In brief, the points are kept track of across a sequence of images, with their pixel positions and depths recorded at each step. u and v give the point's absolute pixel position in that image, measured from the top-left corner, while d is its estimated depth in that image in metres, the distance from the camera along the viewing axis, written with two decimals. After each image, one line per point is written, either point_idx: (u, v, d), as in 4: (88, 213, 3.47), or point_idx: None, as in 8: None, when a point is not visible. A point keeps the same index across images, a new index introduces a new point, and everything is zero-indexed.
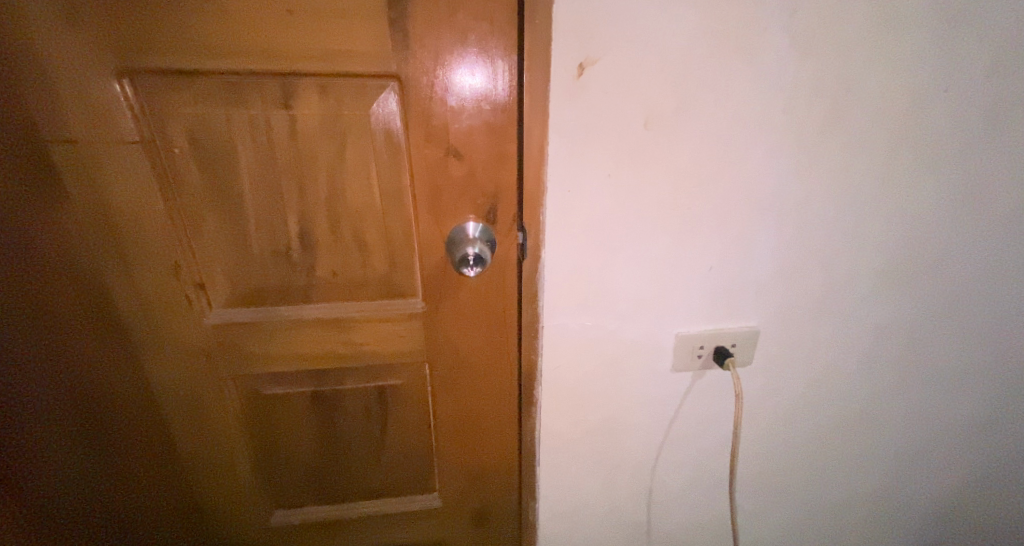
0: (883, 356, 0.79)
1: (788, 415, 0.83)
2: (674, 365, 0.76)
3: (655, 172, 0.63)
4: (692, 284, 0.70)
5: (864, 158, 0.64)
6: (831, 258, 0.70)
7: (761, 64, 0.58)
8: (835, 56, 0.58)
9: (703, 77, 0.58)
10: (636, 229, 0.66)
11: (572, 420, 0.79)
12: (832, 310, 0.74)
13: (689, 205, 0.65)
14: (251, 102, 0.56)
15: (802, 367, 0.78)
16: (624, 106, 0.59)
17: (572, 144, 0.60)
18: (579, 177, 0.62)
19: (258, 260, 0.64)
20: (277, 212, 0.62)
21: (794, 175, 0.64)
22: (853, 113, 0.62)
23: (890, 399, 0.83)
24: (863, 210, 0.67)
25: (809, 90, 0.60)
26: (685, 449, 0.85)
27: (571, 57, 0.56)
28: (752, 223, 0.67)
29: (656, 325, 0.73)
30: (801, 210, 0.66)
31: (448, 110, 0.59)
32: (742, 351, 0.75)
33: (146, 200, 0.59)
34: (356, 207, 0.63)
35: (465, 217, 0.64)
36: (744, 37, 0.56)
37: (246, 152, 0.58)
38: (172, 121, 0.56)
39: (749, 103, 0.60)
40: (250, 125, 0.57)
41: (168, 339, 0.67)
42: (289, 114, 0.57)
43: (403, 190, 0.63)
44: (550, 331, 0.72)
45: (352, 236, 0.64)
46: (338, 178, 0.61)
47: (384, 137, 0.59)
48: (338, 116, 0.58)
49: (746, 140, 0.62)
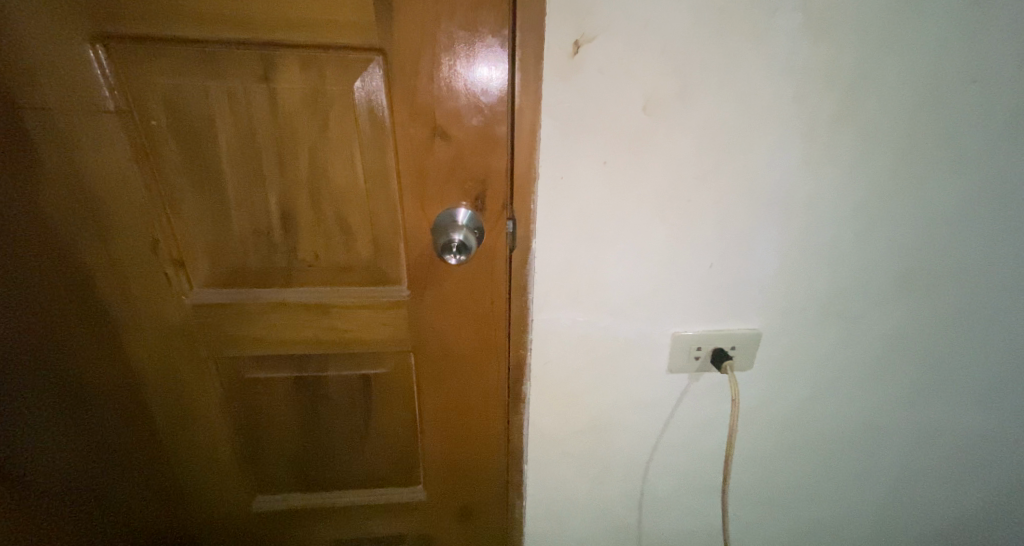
0: (893, 366, 0.74)
1: (788, 423, 0.79)
2: (671, 367, 0.72)
3: (653, 160, 0.59)
4: (691, 282, 0.66)
5: (882, 152, 0.59)
6: (841, 261, 0.65)
7: (772, 46, 0.53)
8: (853, 40, 0.54)
9: (707, 60, 0.54)
10: (632, 221, 0.63)
11: (560, 417, 0.77)
12: (841, 316, 0.69)
13: (689, 198, 0.61)
14: (230, 73, 0.54)
15: (805, 375, 0.74)
16: (621, 90, 0.55)
17: (566, 129, 0.57)
18: (574, 164, 0.59)
19: (239, 240, 0.63)
20: (258, 190, 0.60)
21: (803, 169, 0.60)
22: (871, 103, 0.57)
23: (897, 412, 0.79)
24: (878, 209, 0.63)
25: (824, 76, 0.55)
26: (679, 455, 0.81)
27: (565, 34, 0.53)
28: (754, 219, 0.62)
29: (651, 324, 0.69)
30: (811, 207, 0.62)
31: (435, 88, 0.56)
32: (743, 354, 0.71)
33: (124, 175, 0.58)
34: (339, 187, 0.61)
35: (453, 203, 0.62)
36: (751, 16, 0.52)
37: (224, 126, 0.56)
38: (148, 92, 0.54)
39: (756, 90, 0.55)
40: (229, 98, 0.55)
41: (148, 317, 0.66)
42: (270, 87, 0.55)
43: (388, 170, 0.60)
44: (539, 324, 0.69)
45: (335, 218, 0.62)
46: (321, 155, 0.59)
47: (368, 115, 0.57)
48: (320, 91, 0.55)
49: (753, 128, 0.57)
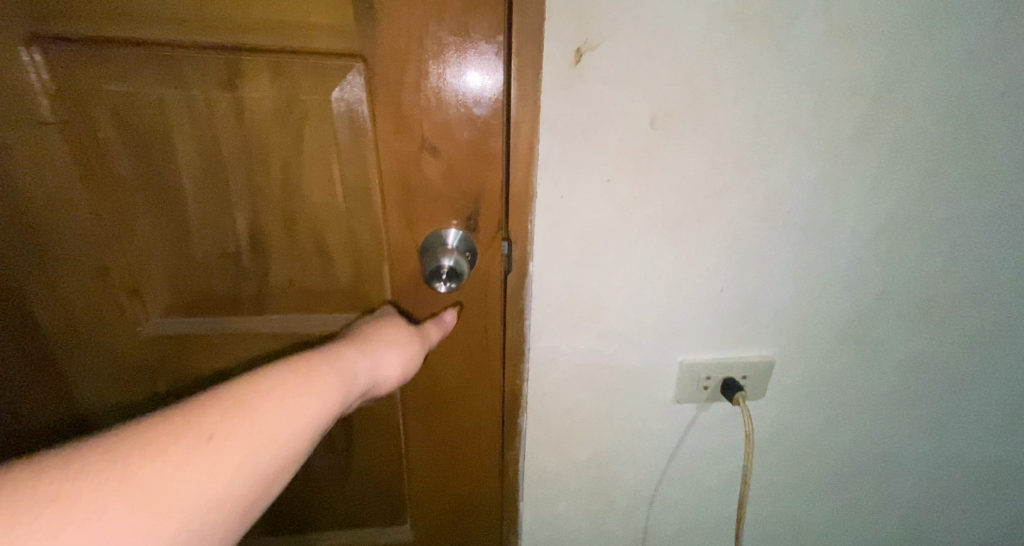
0: (911, 393, 0.70)
1: (801, 454, 0.74)
2: (678, 397, 0.67)
3: (661, 178, 0.54)
4: (701, 307, 0.62)
5: (905, 169, 0.55)
6: (859, 284, 0.61)
7: (791, 55, 0.49)
8: (876, 49, 0.49)
9: (721, 70, 0.49)
10: (638, 242, 0.58)
11: (559, 450, 0.71)
12: (859, 341, 0.65)
13: (699, 218, 0.57)
14: (190, 80, 0.48)
15: (820, 404, 0.70)
16: (627, 102, 0.51)
17: (567, 144, 0.52)
18: (575, 181, 0.54)
19: (203, 265, 0.56)
20: (223, 210, 0.54)
21: (821, 186, 0.55)
22: (894, 117, 0.53)
23: (913, 441, 0.75)
24: (899, 229, 0.59)
25: (845, 88, 0.51)
26: (686, 488, 0.76)
27: (566, 41, 0.48)
28: (769, 240, 0.58)
29: (658, 351, 0.64)
30: (829, 227, 0.58)
31: (423, 99, 0.50)
32: (755, 383, 0.66)
33: (68, 194, 0.51)
34: (316, 206, 0.55)
35: (443, 223, 0.56)
36: (769, 22, 0.48)
37: (184, 139, 0.50)
38: (96, 100, 0.48)
39: (773, 103, 0.51)
40: (189, 108, 0.49)
41: (98, 351, 0.59)
42: (236, 96, 0.49)
43: (372, 188, 0.55)
44: (537, 352, 0.64)
45: (312, 240, 0.56)
46: (296, 171, 0.53)
47: (348, 127, 0.52)
48: (293, 101, 0.50)
49: (769, 143, 0.53)
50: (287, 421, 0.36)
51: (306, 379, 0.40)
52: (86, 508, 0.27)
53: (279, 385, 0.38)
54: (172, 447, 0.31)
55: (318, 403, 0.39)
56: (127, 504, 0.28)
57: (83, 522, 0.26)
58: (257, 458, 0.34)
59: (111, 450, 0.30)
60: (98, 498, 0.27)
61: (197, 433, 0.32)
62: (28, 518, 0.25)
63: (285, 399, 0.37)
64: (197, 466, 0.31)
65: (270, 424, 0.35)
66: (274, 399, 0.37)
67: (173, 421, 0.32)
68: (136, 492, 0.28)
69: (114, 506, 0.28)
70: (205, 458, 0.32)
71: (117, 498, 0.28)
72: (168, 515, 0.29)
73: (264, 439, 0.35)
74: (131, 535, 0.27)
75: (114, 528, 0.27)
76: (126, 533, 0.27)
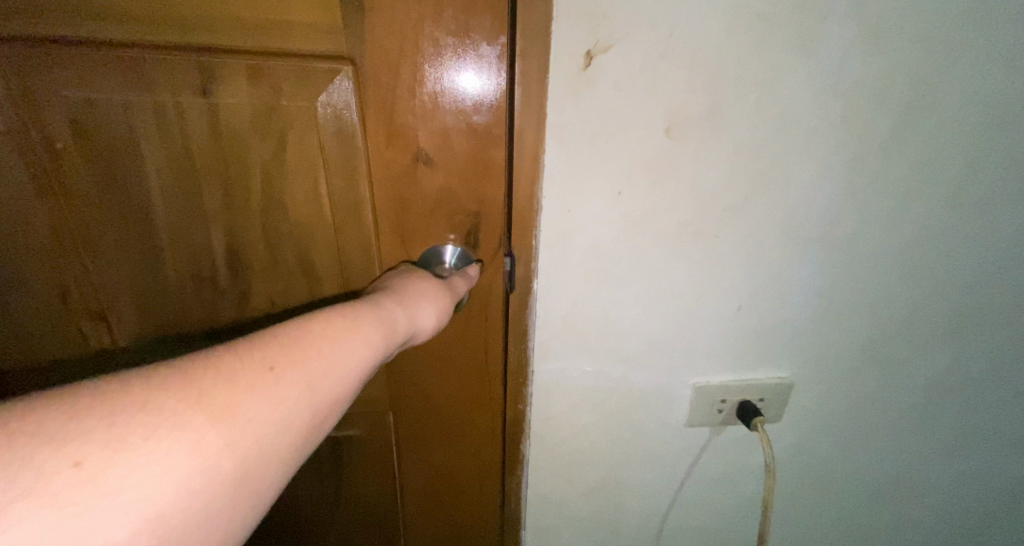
0: (941, 418, 0.65)
1: (819, 480, 0.69)
2: (690, 420, 0.63)
3: (676, 190, 0.50)
4: (715, 326, 0.58)
5: (941, 180, 0.51)
6: (887, 303, 0.57)
7: (819, 58, 0.45)
8: (912, 52, 0.45)
9: (743, 73, 0.45)
10: (650, 259, 0.54)
11: (564, 477, 0.67)
12: (884, 363, 0.61)
13: (716, 233, 0.52)
14: (158, 86, 0.43)
15: (841, 428, 0.65)
16: (641, 109, 0.46)
17: (575, 154, 0.48)
18: (583, 194, 0.50)
19: (176, 287, 0.52)
20: (197, 227, 0.49)
21: (848, 200, 0.51)
22: (930, 125, 0.48)
23: (942, 469, 0.70)
24: (932, 245, 0.54)
25: (877, 94, 0.47)
26: (697, 514, 0.72)
27: (575, 42, 0.43)
28: (789, 256, 0.54)
29: (670, 373, 0.60)
30: (856, 242, 0.53)
31: (418, 105, 0.46)
32: (772, 406, 0.62)
33: (24, 212, 0.47)
34: (301, 222, 0.50)
35: (441, 239, 0.52)
36: (795, 22, 0.44)
37: (151, 150, 0.46)
38: (52, 109, 0.44)
39: (798, 110, 0.47)
40: (157, 116, 0.44)
41: (63, 377, 0.56)
42: (210, 102, 0.44)
43: (362, 203, 0.50)
44: (541, 375, 0.60)
45: (296, 258, 0.52)
46: (277, 184, 0.48)
47: (335, 136, 0.47)
48: (274, 107, 0.45)
49: (792, 153, 0.49)
50: (346, 358, 0.34)
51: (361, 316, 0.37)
52: (167, 419, 0.26)
53: (335, 320, 0.35)
54: (239, 370, 0.29)
55: (374, 344, 0.36)
56: (205, 418, 0.27)
57: (166, 430, 0.26)
58: (319, 391, 0.32)
59: (187, 366, 0.29)
60: (177, 411, 0.27)
61: (259, 365, 0.30)
62: (120, 421, 0.25)
63: (342, 335, 0.35)
64: (263, 390, 0.30)
65: (328, 362, 0.33)
66: (331, 333, 0.34)
67: (240, 346, 0.31)
68: (211, 408, 0.28)
69: (192, 419, 0.27)
70: (270, 384, 0.30)
71: (195, 412, 0.27)
72: (240, 435, 0.28)
73: (325, 373, 0.33)
74: (206, 450, 0.27)
75: (194, 439, 0.27)
76: (204, 447, 0.27)
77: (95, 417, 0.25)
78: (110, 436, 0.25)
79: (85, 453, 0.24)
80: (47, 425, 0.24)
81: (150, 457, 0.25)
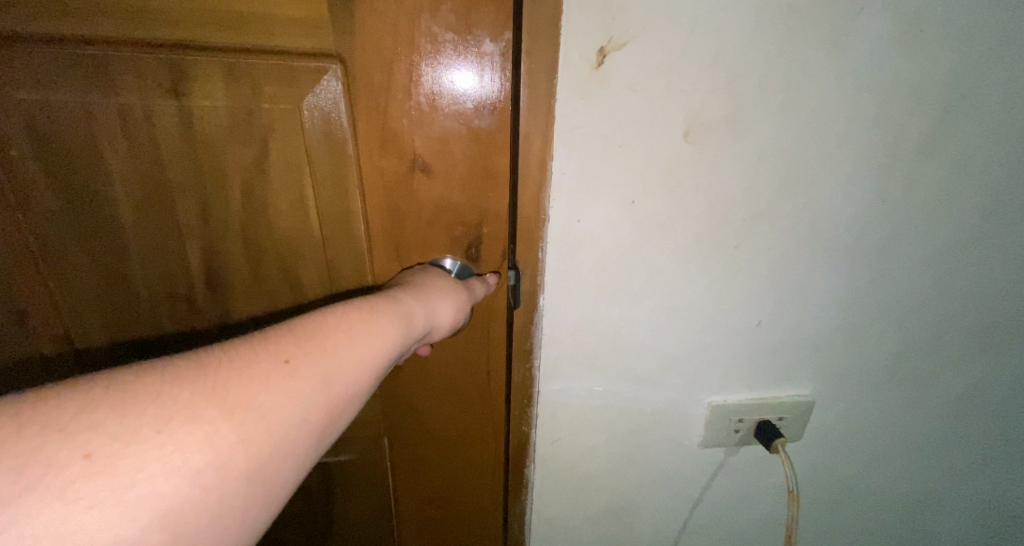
0: (973, 440, 0.61)
1: (843, 504, 0.65)
2: (705, 440, 0.59)
3: (694, 199, 0.46)
4: (733, 341, 0.54)
5: (978, 187, 0.47)
6: (915, 317, 0.53)
7: (851, 55, 0.41)
8: (950, 49, 0.42)
9: (769, 72, 0.42)
10: (665, 272, 0.50)
11: (570, 502, 0.63)
12: (912, 381, 0.57)
13: (737, 244, 0.49)
14: (125, 87, 0.39)
15: (865, 450, 0.61)
16: (659, 111, 0.42)
17: (586, 160, 0.44)
18: (595, 203, 0.46)
19: (148, 307, 0.48)
20: (172, 241, 0.45)
21: (877, 207, 0.48)
22: (968, 128, 0.45)
23: (975, 494, 0.65)
24: (967, 256, 0.50)
25: (911, 94, 0.43)
26: (711, 537, 0.68)
27: (587, 38, 0.39)
28: (813, 267, 0.50)
29: (684, 391, 0.57)
30: (884, 253, 0.50)
31: (414, 107, 0.42)
32: (792, 425, 0.59)
33: None
34: (286, 234, 0.46)
35: (439, 252, 0.48)
36: (826, 16, 0.40)
37: (119, 158, 0.42)
38: (7, 113, 0.39)
39: (826, 111, 0.43)
40: (124, 121, 0.41)
41: None
42: (183, 105, 0.40)
43: (353, 213, 0.46)
44: (547, 397, 0.56)
45: (280, 274, 0.48)
46: (259, 194, 0.44)
47: (322, 142, 0.43)
48: (255, 110, 0.41)
49: (819, 158, 0.45)
50: (361, 351, 0.33)
51: (376, 309, 0.36)
52: (180, 410, 0.26)
53: (351, 313, 0.34)
54: (255, 363, 0.29)
55: (392, 336, 0.35)
56: (218, 411, 0.27)
57: (178, 422, 0.26)
58: (335, 386, 0.31)
59: (203, 357, 0.29)
60: (192, 404, 0.26)
61: (276, 357, 0.30)
62: (133, 411, 0.25)
63: (358, 329, 0.34)
64: (278, 383, 0.29)
65: (344, 354, 0.32)
66: (347, 327, 0.33)
67: (256, 338, 0.31)
68: (225, 401, 0.27)
69: (204, 412, 0.27)
70: (285, 377, 0.30)
71: (209, 405, 0.27)
72: (253, 429, 0.27)
73: (341, 367, 0.32)
74: (219, 443, 0.26)
75: (208, 433, 0.26)
76: (219, 441, 0.26)
77: (107, 408, 0.25)
78: (123, 428, 0.25)
79: (94, 446, 0.24)
80: (63, 414, 0.24)
81: (162, 450, 0.25)
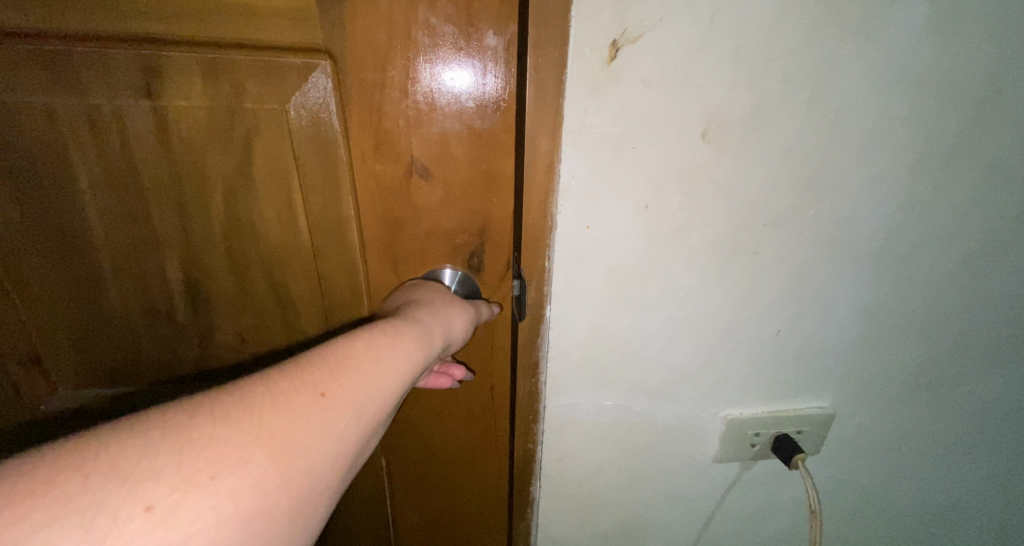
0: (998, 450, 0.58)
1: (860, 517, 0.63)
2: (720, 455, 0.57)
3: (712, 203, 0.43)
4: (749, 353, 0.51)
5: (1010, 187, 0.45)
6: (940, 324, 0.51)
7: (881, 48, 0.38)
8: (987, 40, 0.39)
9: (794, 67, 0.39)
10: (680, 280, 0.47)
11: (577, 520, 0.60)
12: (935, 390, 0.54)
13: (755, 249, 0.46)
14: (90, 87, 0.36)
15: (885, 461, 0.59)
16: (675, 109, 0.39)
17: (597, 163, 0.41)
18: (605, 209, 0.42)
19: (124, 323, 0.45)
20: (149, 253, 0.42)
21: (904, 210, 0.45)
22: (1002, 125, 0.42)
23: (997, 505, 0.62)
24: (996, 260, 0.48)
25: (944, 89, 0.40)
26: None
27: (598, 30, 0.36)
28: (834, 274, 0.47)
29: (697, 405, 0.54)
30: (909, 258, 0.47)
31: (410, 107, 0.39)
32: (810, 438, 0.56)
33: None
34: (274, 244, 0.43)
35: (439, 262, 0.45)
36: (856, 5, 0.37)
37: (87, 166, 0.39)
38: None
39: (853, 109, 0.41)
40: (92, 125, 0.37)
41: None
42: (157, 106, 0.37)
43: (346, 221, 0.43)
44: (554, 413, 0.52)
45: (267, 287, 0.45)
46: (243, 202, 0.41)
47: (311, 145, 0.40)
48: (236, 109, 0.38)
49: (843, 158, 0.42)
50: (394, 376, 0.32)
51: (405, 332, 0.35)
52: (231, 454, 0.24)
53: (380, 337, 0.33)
54: (294, 398, 0.27)
55: (422, 362, 0.34)
56: (266, 452, 0.25)
57: (230, 466, 0.24)
58: (370, 415, 0.30)
59: (244, 395, 0.27)
60: (239, 447, 0.25)
61: (312, 389, 0.28)
62: (185, 459, 0.24)
63: (389, 355, 0.32)
64: (318, 418, 0.28)
65: (378, 383, 0.31)
66: (378, 353, 0.32)
67: (286, 369, 0.29)
68: (272, 441, 0.26)
69: (253, 454, 0.25)
70: (324, 411, 0.28)
71: (256, 446, 0.25)
72: (299, 469, 0.26)
73: (376, 394, 0.31)
74: (268, 485, 0.25)
75: (257, 476, 0.25)
76: (267, 484, 0.25)
77: (166, 456, 0.23)
78: (177, 476, 0.23)
79: (154, 496, 0.22)
80: (119, 464, 0.22)
81: (216, 497, 0.23)
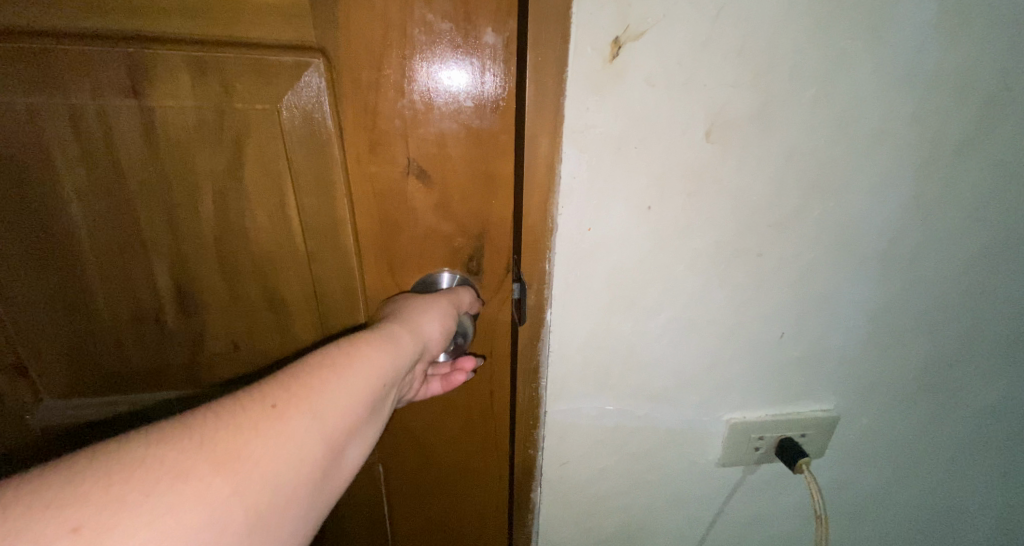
0: (1004, 450, 0.58)
1: (865, 519, 0.62)
2: (723, 459, 0.56)
3: (716, 204, 0.42)
4: (753, 356, 0.50)
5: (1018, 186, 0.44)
6: (946, 325, 0.50)
7: (889, 45, 0.38)
8: (998, 37, 0.38)
9: (800, 65, 0.38)
10: (683, 282, 0.46)
11: (579, 525, 0.59)
12: (942, 391, 0.53)
13: (761, 251, 0.45)
14: (75, 88, 0.35)
15: (890, 463, 0.58)
16: (679, 109, 0.38)
17: (598, 164, 0.39)
18: (608, 211, 0.41)
19: (114, 330, 0.44)
20: (137, 258, 0.41)
21: (911, 210, 0.44)
22: (1012, 124, 0.41)
23: (1003, 505, 0.62)
24: (1004, 260, 0.47)
25: (953, 88, 0.39)
26: None
27: (600, 28, 0.35)
28: (840, 276, 0.47)
29: (700, 409, 0.53)
30: (916, 258, 0.46)
31: (405, 107, 0.37)
32: (814, 441, 0.55)
33: None
34: (266, 248, 0.42)
35: (437, 266, 0.44)
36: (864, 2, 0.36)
37: (72, 170, 0.37)
38: None
39: (860, 108, 0.40)
40: (77, 127, 0.36)
41: None
42: (144, 106, 0.36)
43: (342, 223, 0.42)
44: (555, 418, 0.51)
45: (259, 292, 0.44)
46: (234, 205, 0.40)
47: (304, 146, 0.39)
48: (227, 110, 0.37)
49: (850, 158, 0.41)
50: (348, 383, 0.31)
51: (360, 340, 0.34)
52: (167, 469, 0.24)
53: (332, 350, 0.33)
54: (239, 413, 0.27)
55: (381, 366, 0.34)
56: (208, 465, 0.25)
57: (169, 480, 0.24)
58: (327, 423, 0.29)
59: (188, 418, 0.27)
60: (179, 463, 0.24)
61: (260, 403, 0.28)
62: (119, 481, 0.23)
63: (344, 364, 0.32)
64: (267, 428, 0.27)
65: (333, 390, 0.31)
66: (332, 364, 0.32)
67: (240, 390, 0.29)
68: (214, 454, 0.25)
69: (196, 468, 0.25)
70: (272, 422, 0.28)
71: (200, 460, 0.25)
72: (248, 479, 0.26)
73: (331, 403, 0.30)
74: (212, 497, 0.24)
75: (200, 488, 0.24)
76: (212, 496, 0.24)
77: (92, 478, 0.23)
78: (109, 497, 0.23)
79: (83, 516, 0.22)
80: (44, 491, 0.22)
81: (152, 513, 0.23)
